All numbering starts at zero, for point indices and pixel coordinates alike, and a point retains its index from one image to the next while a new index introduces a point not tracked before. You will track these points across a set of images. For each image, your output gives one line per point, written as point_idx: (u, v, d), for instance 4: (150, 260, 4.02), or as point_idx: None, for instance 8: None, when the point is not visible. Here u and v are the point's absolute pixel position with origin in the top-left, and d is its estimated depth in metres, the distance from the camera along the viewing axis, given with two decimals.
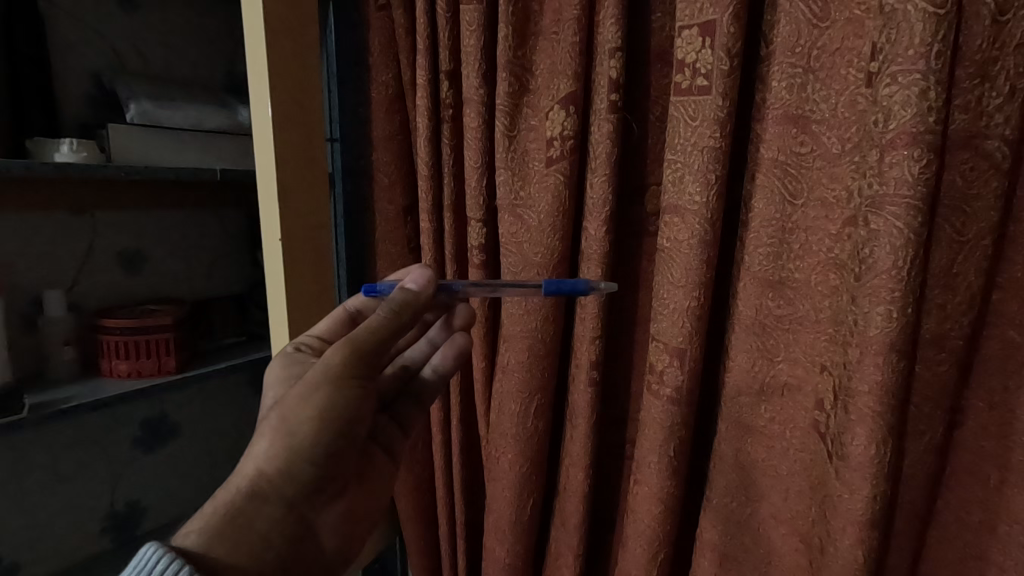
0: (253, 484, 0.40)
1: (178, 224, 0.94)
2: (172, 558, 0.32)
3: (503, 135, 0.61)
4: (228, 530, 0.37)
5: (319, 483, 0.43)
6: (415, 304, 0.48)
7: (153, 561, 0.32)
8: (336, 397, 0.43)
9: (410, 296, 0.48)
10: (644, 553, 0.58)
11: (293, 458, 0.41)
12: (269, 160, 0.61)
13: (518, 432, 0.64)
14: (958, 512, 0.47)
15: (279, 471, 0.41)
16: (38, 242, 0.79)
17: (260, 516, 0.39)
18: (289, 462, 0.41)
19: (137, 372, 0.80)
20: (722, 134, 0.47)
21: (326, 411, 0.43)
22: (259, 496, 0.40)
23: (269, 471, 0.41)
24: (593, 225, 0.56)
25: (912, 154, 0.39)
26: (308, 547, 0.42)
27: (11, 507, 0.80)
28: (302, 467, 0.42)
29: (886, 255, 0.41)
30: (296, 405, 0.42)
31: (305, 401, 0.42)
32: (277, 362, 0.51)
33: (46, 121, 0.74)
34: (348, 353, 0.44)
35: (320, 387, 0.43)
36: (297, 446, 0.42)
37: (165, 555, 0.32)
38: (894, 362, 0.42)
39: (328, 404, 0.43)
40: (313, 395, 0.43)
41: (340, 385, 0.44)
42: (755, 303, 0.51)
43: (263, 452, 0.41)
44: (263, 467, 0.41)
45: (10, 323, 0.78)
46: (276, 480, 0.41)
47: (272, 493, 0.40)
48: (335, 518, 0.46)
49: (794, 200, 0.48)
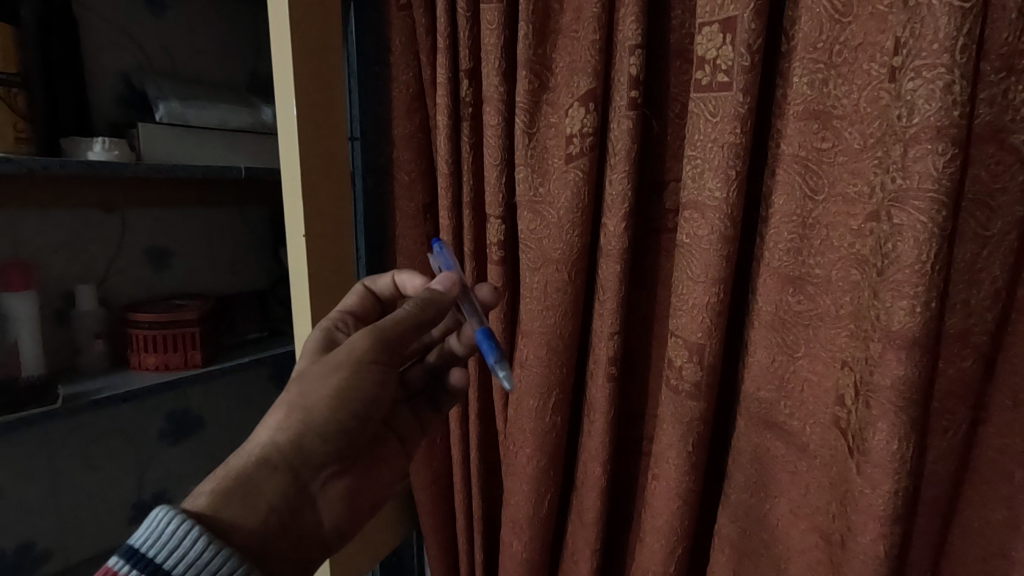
0: (264, 452, 0.43)
1: (203, 221, 0.96)
2: (183, 519, 0.35)
3: (522, 132, 0.62)
4: (236, 493, 0.40)
5: (327, 460, 0.46)
6: (440, 303, 0.51)
7: (165, 522, 0.34)
8: (353, 379, 0.47)
9: (436, 294, 0.51)
10: (662, 549, 0.58)
11: (306, 433, 0.44)
12: (293, 157, 0.62)
13: (536, 427, 0.65)
14: (980, 510, 0.47)
15: (290, 443, 0.44)
16: (69, 239, 0.81)
17: (267, 484, 0.42)
18: (300, 437, 0.44)
19: (164, 366, 0.82)
20: (743, 130, 0.48)
21: (343, 392, 0.46)
22: (269, 465, 0.42)
23: (281, 441, 0.44)
24: (612, 222, 0.57)
25: (937, 148, 0.39)
26: (308, 520, 0.45)
27: (45, 496, 0.83)
28: (311, 444, 0.45)
29: (908, 249, 0.41)
30: (315, 382, 0.46)
31: (325, 378, 0.46)
32: (315, 337, 0.53)
33: (78, 120, 0.76)
34: (372, 339, 0.48)
35: (340, 368, 0.47)
36: (308, 422, 0.45)
37: (176, 516, 0.35)
38: (917, 357, 0.42)
39: (345, 385, 0.46)
40: (332, 375, 0.46)
41: (359, 368, 0.47)
42: (775, 298, 0.52)
43: (276, 423, 0.44)
44: (275, 438, 0.44)
45: (44, 316, 0.80)
46: (287, 452, 0.43)
47: (283, 464, 0.43)
48: (340, 497, 0.48)
49: (815, 195, 0.48)
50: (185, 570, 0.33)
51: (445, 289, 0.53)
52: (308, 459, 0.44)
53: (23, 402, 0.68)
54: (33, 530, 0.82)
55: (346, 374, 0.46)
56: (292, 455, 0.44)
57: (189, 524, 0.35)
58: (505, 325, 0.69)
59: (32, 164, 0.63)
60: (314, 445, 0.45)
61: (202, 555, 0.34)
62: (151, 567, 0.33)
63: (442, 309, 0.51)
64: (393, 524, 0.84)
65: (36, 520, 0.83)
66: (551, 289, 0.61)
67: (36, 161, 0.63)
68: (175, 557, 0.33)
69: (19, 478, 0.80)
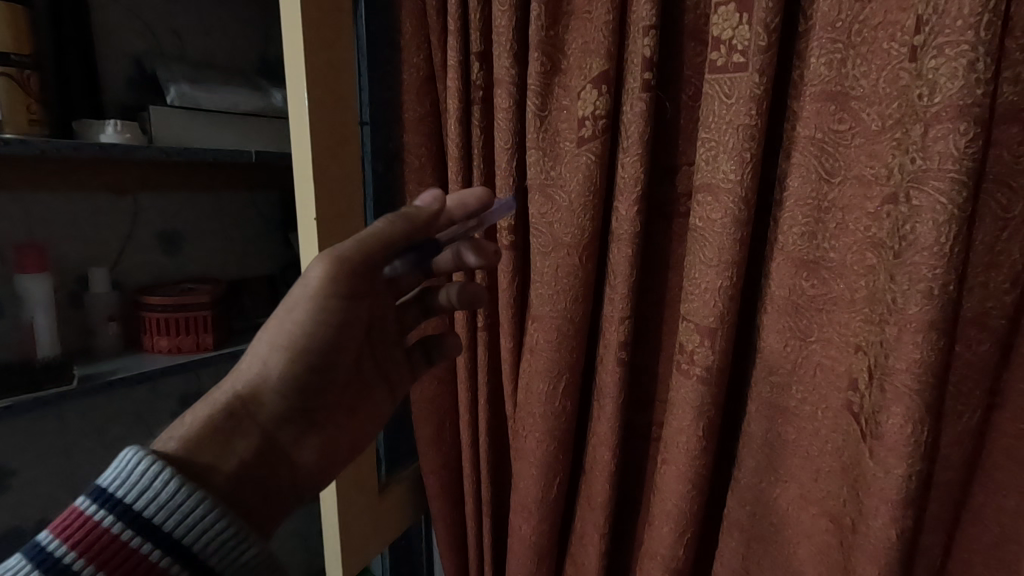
0: (231, 403, 0.44)
1: (213, 205, 0.96)
2: (151, 461, 0.35)
3: (534, 115, 0.61)
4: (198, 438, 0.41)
5: (295, 412, 0.47)
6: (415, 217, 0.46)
7: (134, 464, 0.34)
8: (312, 322, 0.45)
9: (413, 213, 0.46)
10: (671, 533, 0.58)
11: (265, 387, 0.45)
12: (304, 141, 0.62)
13: (546, 411, 0.65)
14: (994, 495, 0.47)
15: (254, 395, 0.45)
16: (83, 222, 0.81)
17: (233, 435, 0.43)
18: (265, 389, 0.45)
19: (177, 349, 0.83)
20: (758, 111, 0.47)
21: (303, 340, 0.45)
22: (235, 416, 0.44)
23: (244, 393, 0.45)
24: (624, 205, 0.56)
25: (959, 128, 0.38)
26: (280, 470, 0.46)
27: (61, 475, 0.84)
28: (272, 393, 0.45)
29: (928, 231, 0.40)
30: (273, 331, 0.45)
31: (282, 326, 0.45)
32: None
33: (89, 103, 0.76)
34: (329, 271, 0.44)
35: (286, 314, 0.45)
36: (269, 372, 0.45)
37: (145, 459, 0.35)
38: (933, 340, 0.41)
39: (302, 332, 0.45)
40: (290, 320, 0.45)
41: (317, 309, 0.45)
42: (789, 283, 0.51)
43: (243, 374, 0.45)
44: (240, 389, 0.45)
45: (58, 298, 0.81)
46: (248, 404, 0.44)
47: (248, 418, 0.44)
48: (314, 448, 0.48)
49: (831, 178, 0.47)
50: (157, 510, 0.33)
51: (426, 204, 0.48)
52: (269, 413, 0.45)
53: (39, 383, 0.69)
54: (50, 509, 0.84)
55: (301, 317, 0.45)
56: (257, 408, 0.45)
57: (158, 466, 0.34)
58: (515, 309, 0.69)
59: (44, 145, 0.63)
60: (277, 398, 0.45)
61: (174, 497, 0.34)
62: (123, 509, 0.33)
63: (415, 230, 0.46)
64: (404, 508, 0.84)
65: (52, 499, 0.84)
66: (562, 273, 0.61)
67: (50, 143, 0.64)
68: (146, 497, 0.34)
69: (35, 457, 0.81)
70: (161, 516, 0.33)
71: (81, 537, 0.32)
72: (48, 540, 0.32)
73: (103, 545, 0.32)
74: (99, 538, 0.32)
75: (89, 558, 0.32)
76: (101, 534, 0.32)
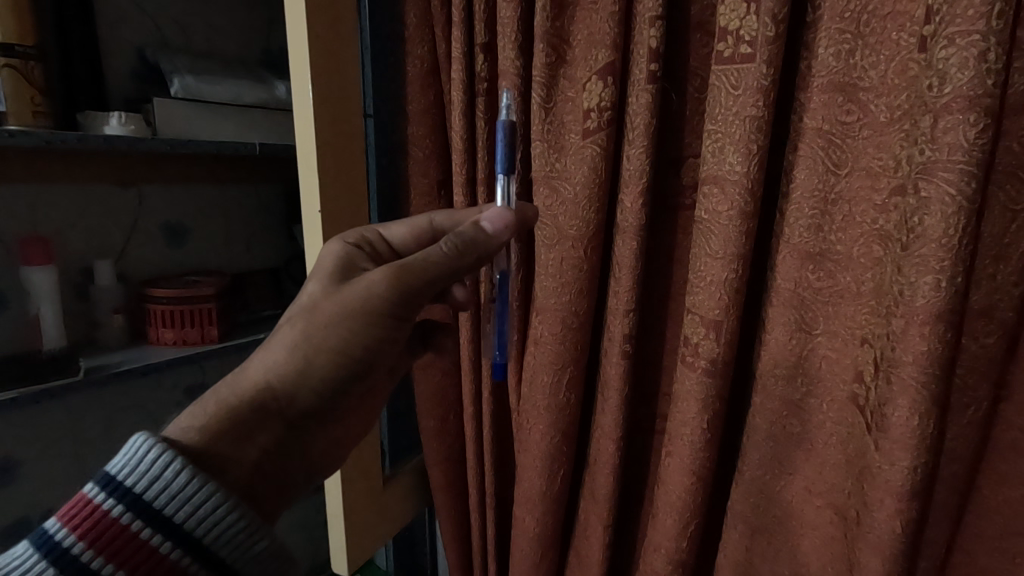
0: (260, 396, 0.43)
1: (217, 198, 0.96)
2: (162, 449, 0.34)
3: (539, 107, 0.61)
4: (228, 430, 0.40)
5: (317, 412, 0.46)
6: (482, 248, 0.53)
7: (145, 452, 0.34)
8: (363, 330, 0.48)
9: (483, 239, 0.53)
10: (675, 525, 0.59)
11: (298, 385, 0.45)
12: (308, 134, 0.62)
13: (551, 403, 0.65)
14: (999, 487, 0.47)
15: (286, 390, 0.44)
16: (87, 214, 0.81)
17: (260, 429, 0.42)
18: (299, 386, 0.45)
19: (182, 341, 0.83)
20: (765, 103, 0.47)
21: (349, 344, 0.47)
22: (263, 410, 0.43)
23: (277, 387, 0.44)
24: (629, 197, 0.56)
25: (969, 118, 0.38)
26: (295, 468, 0.45)
27: (68, 466, 0.85)
28: (306, 392, 0.45)
29: (936, 223, 0.40)
30: (320, 331, 0.46)
31: (332, 328, 0.47)
32: (327, 256, 0.52)
33: (93, 95, 0.76)
34: (393, 282, 0.48)
35: (348, 316, 0.47)
36: (308, 369, 0.45)
37: (156, 446, 0.34)
38: (940, 333, 0.41)
39: (352, 337, 0.47)
40: (341, 323, 0.47)
41: (371, 316, 0.48)
42: (794, 276, 0.51)
43: (274, 365, 0.45)
44: (271, 382, 0.44)
45: (63, 290, 0.81)
46: (281, 400, 0.44)
47: (275, 412, 0.43)
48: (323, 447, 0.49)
49: (837, 169, 0.47)
50: (168, 501, 0.33)
51: (496, 230, 0.54)
52: (300, 409, 0.45)
53: (45, 375, 0.70)
54: (56, 500, 0.84)
55: (354, 322, 0.47)
56: (286, 403, 0.44)
57: (169, 455, 0.34)
58: (519, 302, 0.69)
59: (49, 137, 0.63)
60: (307, 396, 0.45)
61: (185, 488, 0.34)
62: (133, 497, 0.33)
63: (480, 256, 0.53)
64: (408, 501, 0.85)
65: (59, 491, 0.84)
66: (566, 266, 0.61)
67: (54, 135, 0.64)
68: (157, 488, 0.33)
69: (41, 449, 0.82)
70: (171, 506, 0.33)
71: (90, 525, 0.32)
72: (55, 528, 0.32)
73: (112, 536, 0.32)
74: (109, 527, 0.32)
75: (98, 549, 0.32)
76: (110, 524, 0.32)
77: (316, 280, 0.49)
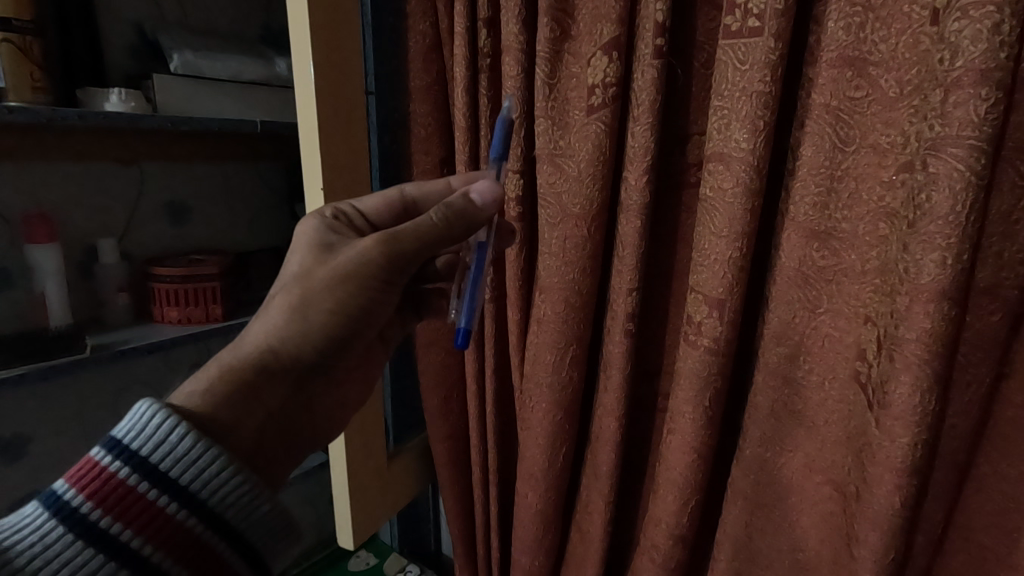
0: (260, 357, 0.44)
1: (219, 177, 0.96)
2: (167, 415, 0.35)
3: (543, 82, 0.60)
4: (233, 392, 0.41)
5: (316, 372, 0.47)
6: (472, 219, 0.51)
7: (150, 417, 0.35)
8: (357, 294, 0.48)
9: (472, 212, 0.50)
10: (675, 501, 0.59)
11: (297, 347, 0.46)
12: (309, 110, 0.61)
13: (553, 381, 0.65)
14: (998, 464, 0.47)
15: (287, 352, 0.45)
16: (89, 192, 0.81)
17: (263, 389, 0.43)
18: (298, 348, 0.46)
19: (187, 319, 0.84)
20: (772, 78, 0.46)
21: (345, 308, 0.48)
22: (265, 371, 0.43)
23: (277, 348, 0.45)
24: (634, 174, 0.56)
25: (980, 92, 0.37)
26: (297, 424, 0.46)
27: (77, 443, 0.86)
28: (305, 353, 0.46)
29: (943, 199, 0.40)
30: (316, 295, 0.47)
31: (328, 292, 0.47)
32: (312, 223, 0.52)
33: (92, 72, 0.75)
34: (386, 250, 0.48)
35: (340, 281, 0.47)
36: (306, 331, 0.46)
37: (161, 412, 0.35)
38: (945, 310, 0.41)
39: (347, 301, 0.47)
40: (336, 288, 0.47)
41: (365, 281, 0.48)
42: (799, 254, 0.50)
43: (272, 328, 0.45)
44: (271, 344, 0.45)
45: (68, 268, 0.81)
46: (282, 361, 0.45)
47: (277, 373, 0.44)
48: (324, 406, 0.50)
49: (845, 146, 0.47)
50: (172, 465, 0.34)
51: (484, 202, 0.51)
52: (302, 368, 0.46)
53: (51, 352, 0.70)
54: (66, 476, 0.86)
55: (349, 287, 0.47)
56: (287, 364, 0.45)
57: (173, 420, 0.35)
58: (522, 281, 0.69)
59: (49, 114, 0.63)
60: (306, 357, 0.46)
61: (189, 452, 0.34)
62: (139, 461, 0.34)
63: (470, 229, 0.51)
64: (412, 477, 0.86)
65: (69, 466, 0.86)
66: (569, 244, 0.61)
67: (54, 112, 0.63)
68: (161, 452, 0.34)
69: (50, 425, 0.83)
70: (177, 470, 0.34)
71: (99, 487, 0.33)
72: (65, 489, 0.33)
73: (119, 496, 0.33)
74: (116, 488, 0.33)
75: (106, 509, 0.32)
76: (118, 486, 0.33)
77: (305, 247, 0.49)
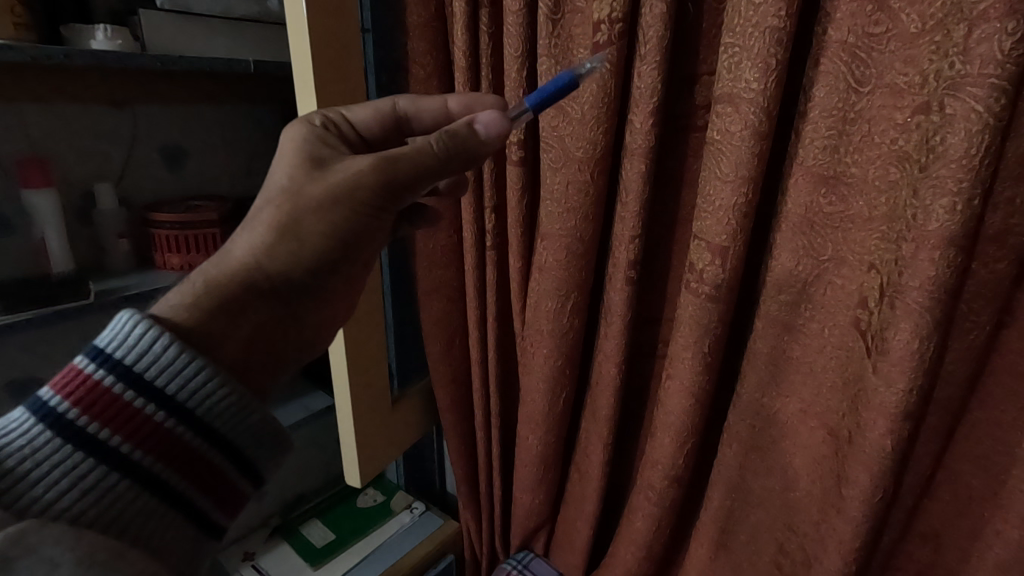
0: (247, 275, 0.41)
1: (214, 121, 0.93)
2: (149, 324, 0.32)
3: (546, 18, 0.57)
4: (218, 308, 0.39)
5: (308, 297, 0.44)
6: (472, 148, 0.48)
7: (132, 326, 0.32)
8: (349, 215, 0.45)
9: (470, 139, 0.48)
10: (672, 443, 0.61)
11: (287, 267, 0.43)
12: (302, 48, 0.59)
13: (554, 328, 0.66)
14: (992, 409, 0.48)
15: (277, 272, 0.42)
16: (82, 136, 0.80)
17: (250, 308, 0.40)
18: (287, 268, 0.43)
19: (189, 266, 0.84)
20: (788, 12, 0.44)
21: (336, 229, 0.44)
22: (251, 289, 0.41)
23: (264, 268, 0.42)
24: (639, 117, 0.54)
25: (1006, 27, 0.35)
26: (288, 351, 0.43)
27: None
28: (296, 274, 0.43)
29: (958, 142, 0.39)
30: (306, 213, 0.44)
31: (317, 211, 0.44)
32: (300, 136, 0.48)
33: (76, 8, 0.72)
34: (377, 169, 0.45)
35: (330, 197, 0.44)
36: (296, 252, 0.43)
37: (143, 322, 0.32)
38: (950, 257, 0.41)
39: (339, 222, 0.44)
40: (326, 206, 0.44)
41: (357, 202, 0.45)
42: (805, 200, 0.49)
43: (259, 245, 0.42)
44: (257, 263, 0.42)
45: (67, 214, 0.80)
46: (271, 281, 0.42)
47: (265, 292, 0.42)
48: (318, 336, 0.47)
49: (859, 87, 0.45)
50: (158, 374, 0.32)
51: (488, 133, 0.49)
52: (292, 288, 0.43)
53: (57, 297, 0.71)
54: None
55: (340, 206, 0.44)
56: (276, 284, 0.42)
57: (156, 330, 0.32)
58: (524, 227, 0.68)
59: (34, 53, 0.60)
60: (297, 278, 0.43)
61: (176, 362, 0.32)
62: (123, 370, 0.31)
63: (467, 157, 0.48)
64: (416, 420, 0.88)
65: None
66: (572, 190, 0.60)
67: (39, 49, 0.61)
68: (147, 361, 0.32)
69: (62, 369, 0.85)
70: (163, 380, 0.32)
71: (83, 394, 0.30)
72: (49, 396, 0.31)
73: (104, 404, 0.31)
74: (99, 397, 0.31)
75: (91, 416, 0.30)
76: (101, 394, 0.31)
77: (294, 160, 0.46)
